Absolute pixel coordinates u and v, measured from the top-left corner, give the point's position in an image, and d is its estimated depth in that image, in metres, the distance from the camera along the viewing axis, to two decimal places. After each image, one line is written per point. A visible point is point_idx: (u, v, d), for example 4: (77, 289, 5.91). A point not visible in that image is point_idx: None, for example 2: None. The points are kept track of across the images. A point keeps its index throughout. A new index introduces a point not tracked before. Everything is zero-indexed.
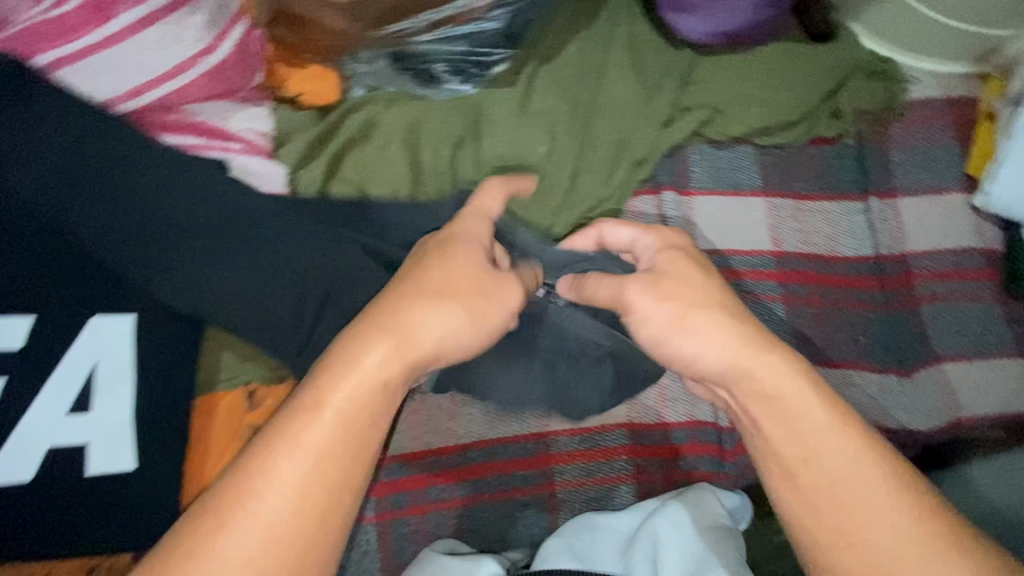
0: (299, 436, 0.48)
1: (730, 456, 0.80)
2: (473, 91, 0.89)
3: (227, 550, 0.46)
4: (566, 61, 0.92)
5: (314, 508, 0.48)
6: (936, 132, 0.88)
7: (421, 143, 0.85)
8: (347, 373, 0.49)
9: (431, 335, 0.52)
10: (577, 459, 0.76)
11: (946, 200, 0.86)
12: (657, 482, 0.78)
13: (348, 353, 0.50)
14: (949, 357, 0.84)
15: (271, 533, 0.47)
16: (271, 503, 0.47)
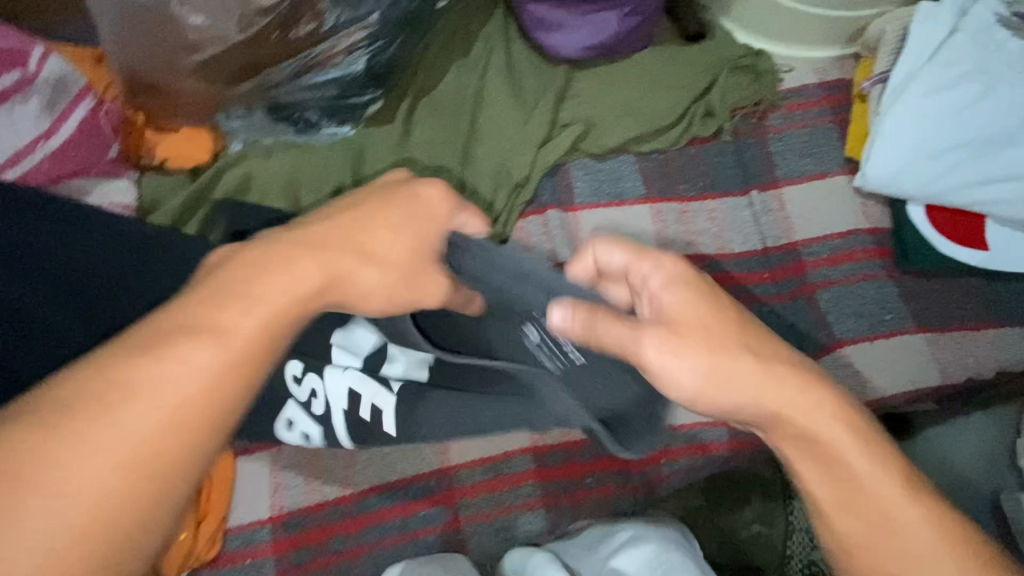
0: (225, 324, 0.38)
1: (638, 467, 0.81)
2: (353, 132, 0.90)
3: (73, 461, 0.32)
4: (444, 93, 0.93)
5: (220, 413, 0.36)
6: (812, 118, 0.89)
7: (303, 193, 0.87)
8: (290, 272, 0.41)
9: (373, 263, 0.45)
10: (481, 491, 0.77)
11: (827, 184, 0.86)
12: (564, 503, 0.78)
13: (296, 259, 0.42)
14: (849, 341, 0.83)
15: (161, 431, 0.34)
16: (154, 402, 0.34)
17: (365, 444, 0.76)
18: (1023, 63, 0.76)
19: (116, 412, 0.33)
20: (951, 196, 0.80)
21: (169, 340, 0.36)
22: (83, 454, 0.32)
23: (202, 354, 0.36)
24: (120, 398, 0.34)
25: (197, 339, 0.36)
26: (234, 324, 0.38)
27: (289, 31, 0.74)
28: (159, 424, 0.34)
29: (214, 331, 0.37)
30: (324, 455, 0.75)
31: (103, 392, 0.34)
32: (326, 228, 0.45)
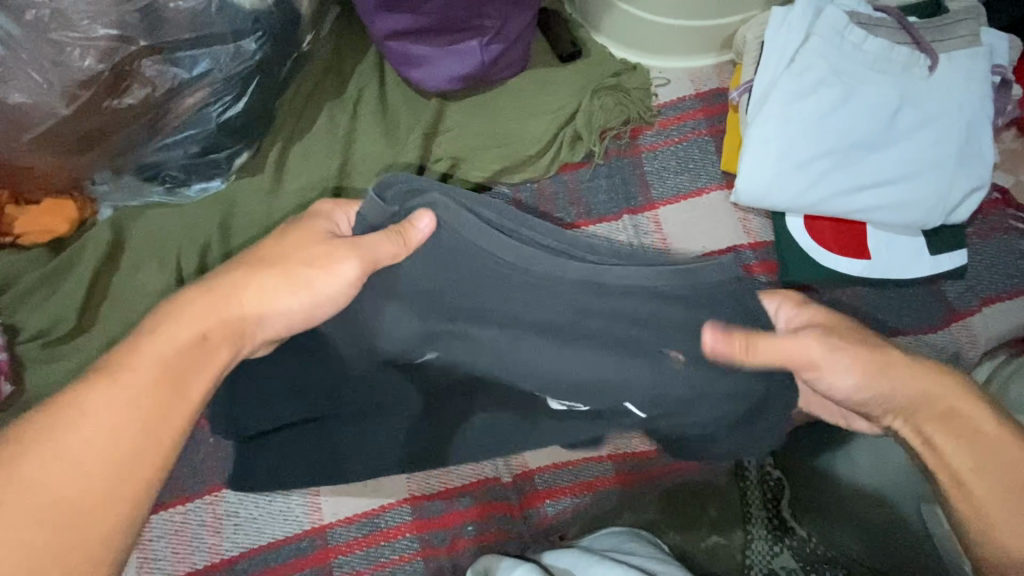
0: (124, 368, 0.47)
1: (521, 509, 0.78)
2: (225, 185, 0.88)
3: (30, 471, 0.43)
4: (316, 136, 0.91)
5: (136, 436, 0.46)
6: (688, 131, 0.88)
7: (171, 252, 0.86)
8: (167, 319, 0.50)
9: (250, 301, 0.52)
10: (356, 548, 0.75)
11: (703, 200, 0.85)
12: (443, 556, 0.75)
13: (174, 314, 0.50)
14: (907, 330, 0.79)
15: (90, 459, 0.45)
16: (85, 431, 0.45)
17: (233, 510, 0.75)
18: (876, 65, 0.74)
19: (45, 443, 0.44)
20: (826, 206, 0.77)
21: (90, 387, 0.46)
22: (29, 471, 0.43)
23: (111, 393, 0.46)
24: (62, 433, 0.45)
25: (109, 387, 0.46)
26: (133, 365, 0.48)
27: (121, 97, 0.74)
28: (89, 456, 0.45)
29: (119, 375, 0.47)
30: (192, 523, 0.74)
31: (45, 431, 0.45)
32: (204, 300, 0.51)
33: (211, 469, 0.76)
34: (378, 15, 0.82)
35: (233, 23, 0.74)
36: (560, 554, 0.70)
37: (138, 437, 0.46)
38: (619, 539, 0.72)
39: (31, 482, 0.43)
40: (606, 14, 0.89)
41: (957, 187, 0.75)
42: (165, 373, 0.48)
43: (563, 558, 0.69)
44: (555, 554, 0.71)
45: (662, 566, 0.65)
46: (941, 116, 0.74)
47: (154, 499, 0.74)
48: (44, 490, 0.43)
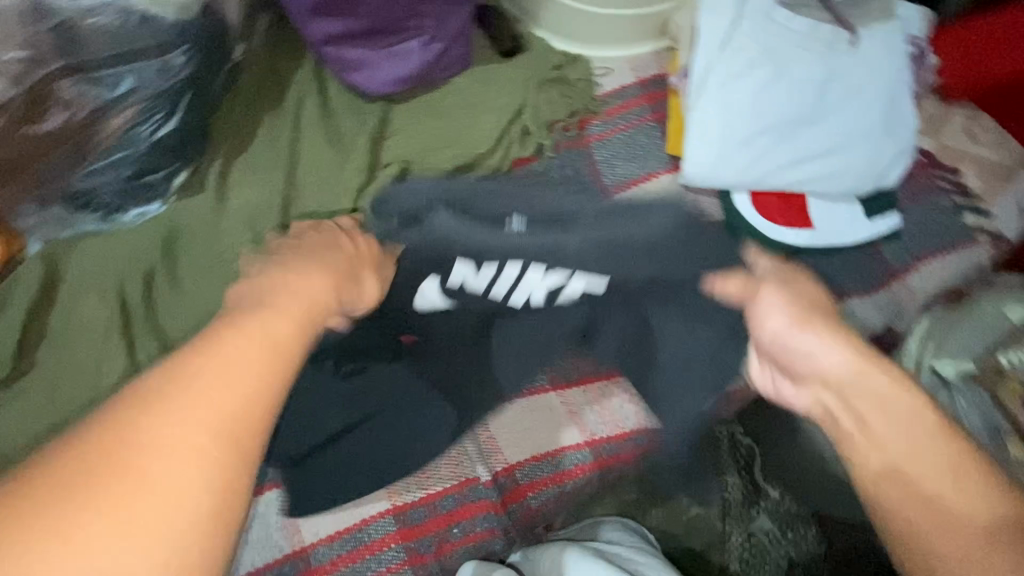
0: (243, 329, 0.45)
1: (506, 505, 0.78)
2: (165, 209, 0.83)
3: (165, 435, 0.39)
4: (258, 147, 0.87)
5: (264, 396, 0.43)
6: (634, 118, 0.89)
7: (113, 283, 0.80)
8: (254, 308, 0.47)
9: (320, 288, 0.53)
10: (340, 565, 0.73)
11: (654, 185, 0.86)
12: (431, 562, 0.75)
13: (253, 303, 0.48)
14: (854, 294, 0.83)
15: (220, 420, 0.40)
16: (219, 389, 0.41)
17: None
18: (804, 43, 0.77)
19: (152, 454, 0.38)
20: (769, 181, 0.80)
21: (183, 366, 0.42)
22: (156, 473, 0.38)
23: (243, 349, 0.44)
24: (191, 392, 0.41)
25: (236, 343, 0.44)
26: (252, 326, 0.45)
27: (43, 121, 0.71)
28: (193, 440, 0.39)
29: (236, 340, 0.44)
30: None
31: (174, 397, 0.40)
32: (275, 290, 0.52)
33: None
34: (313, 20, 0.80)
35: (158, 37, 0.71)
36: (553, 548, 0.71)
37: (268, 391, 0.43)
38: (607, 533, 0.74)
39: (170, 444, 0.39)
40: (544, 8, 0.89)
41: (884, 154, 0.79)
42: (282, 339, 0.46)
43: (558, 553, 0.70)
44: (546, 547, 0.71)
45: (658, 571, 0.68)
46: (866, 88, 0.78)
47: None
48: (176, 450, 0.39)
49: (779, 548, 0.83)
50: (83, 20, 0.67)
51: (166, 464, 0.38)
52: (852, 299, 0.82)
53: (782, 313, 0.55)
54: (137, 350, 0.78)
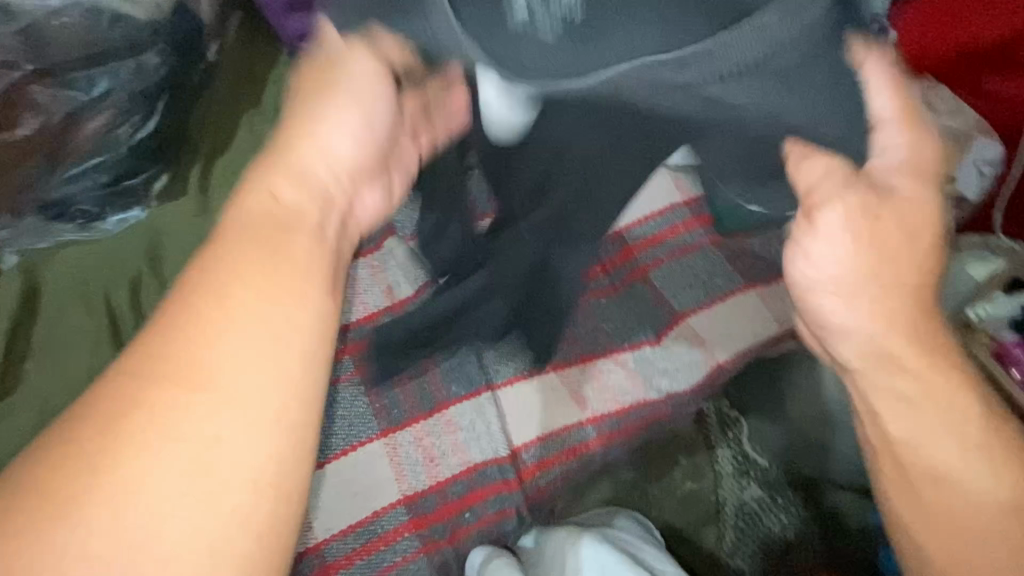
0: (250, 220, 0.45)
1: (516, 485, 0.80)
2: (146, 215, 0.79)
3: (213, 346, 0.39)
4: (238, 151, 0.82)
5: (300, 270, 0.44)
6: None
7: (99, 294, 0.78)
8: (255, 204, 0.46)
9: (335, 154, 0.51)
10: (356, 558, 0.74)
11: None
12: (447, 546, 0.77)
13: (253, 197, 0.47)
14: None
15: (265, 304, 0.41)
16: (247, 277, 0.42)
17: None
18: None
19: (205, 363, 0.39)
20: None
21: (206, 281, 0.42)
22: (218, 385, 0.38)
23: (262, 244, 0.44)
24: (218, 294, 0.41)
25: (257, 237, 0.44)
26: (262, 217, 0.46)
27: (16, 130, 0.71)
28: (248, 334, 0.40)
29: (258, 234, 0.45)
30: None
31: (208, 301, 0.41)
32: (261, 194, 0.47)
33: None
34: (290, 17, 0.80)
35: (129, 37, 0.72)
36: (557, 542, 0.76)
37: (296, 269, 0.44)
38: (606, 518, 0.80)
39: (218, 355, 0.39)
40: None
41: None
42: (285, 236, 0.45)
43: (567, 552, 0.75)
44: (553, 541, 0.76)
45: (665, 565, 0.74)
46: None
47: None
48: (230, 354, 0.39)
49: (770, 515, 0.86)
50: (48, 21, 0.69)
51: (229, 354, 0.39)
52: None
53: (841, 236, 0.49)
54: None
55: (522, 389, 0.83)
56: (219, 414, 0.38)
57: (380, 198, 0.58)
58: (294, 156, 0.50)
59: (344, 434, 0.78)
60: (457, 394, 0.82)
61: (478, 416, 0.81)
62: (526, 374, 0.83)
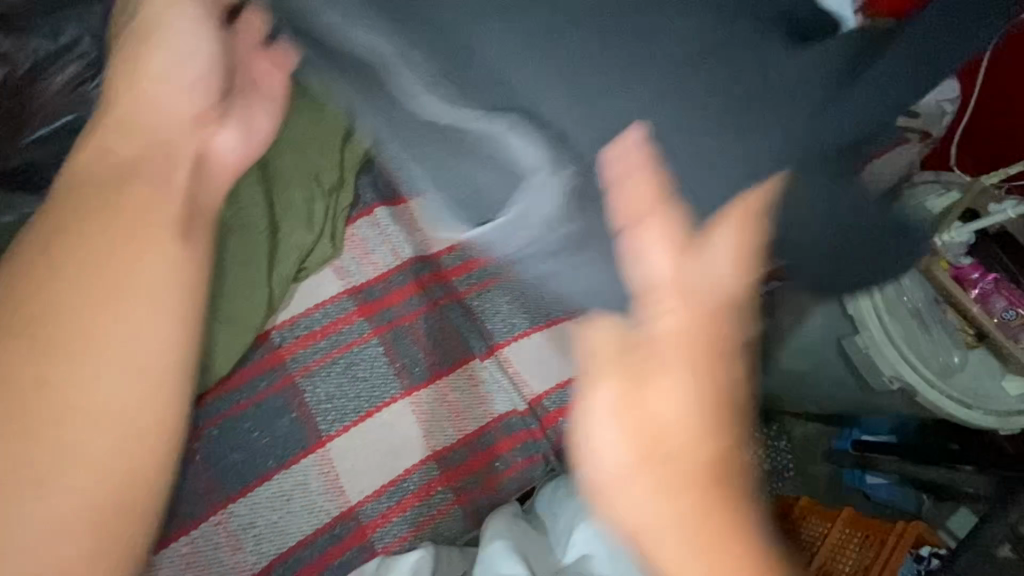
0: (90, 181, 0.50)
1: (544, 431, 0.81)
2: None
3: (53, 295, 0.45)
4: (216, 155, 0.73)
5: (129, 224, 0.49)
6: None
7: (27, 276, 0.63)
8: (93, 155, 0.52)
9: (165, 105, 0.54)
10: (391, 516, 0.74)
11: None
12: (479, 497, 0.77)
13: (93, 147, 0.52)
14: None
15: (96, 257, 0.47)
16: (89, 231, 0.48)
17: (250, 521, 0.69)
18: None
19: (46, 315, 0.45)
20: None
21: (65, 223, 0.48)
22: (82, 329, 0.45)
23: (97, 199, 0.49)
24: (67, 240, 0.47)
25: (91, 191, 0.50)
26: (101, 177, 0.51)
27: None
28: (74, 295, 0.46)
29: (121, 179, 0.51)
30: (205, 549, 0.67)
31: (49, 256, 0.47)
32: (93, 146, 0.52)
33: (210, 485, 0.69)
34: None
35: None
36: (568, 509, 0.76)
37: (126, 221, 0.49)
38: None
39: (48, 301, 0.45)
40: None
41: None
42: (121, 189, 0.50)
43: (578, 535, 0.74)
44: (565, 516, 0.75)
45: None
46: None
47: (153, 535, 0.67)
48: (63, 307, 0.45)
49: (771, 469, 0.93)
50: None
51: (65, 301, 0.45)
52: None
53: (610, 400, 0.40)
54: None
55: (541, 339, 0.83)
56: (84, 370, 0.44)
57: (235, 136, 0.58)
58: (124, 104, 0.53)
59: (345, 408, 0.75)
60: (477, 350, 0.82)
61: (499, 368, 0.81)
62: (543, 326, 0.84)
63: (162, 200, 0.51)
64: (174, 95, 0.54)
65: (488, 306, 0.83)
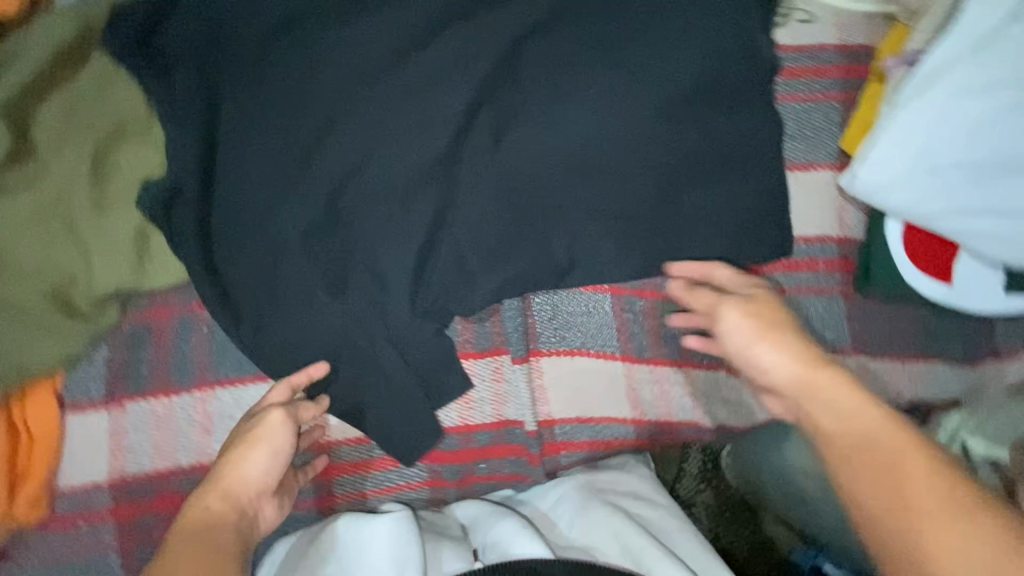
0: (202, 500, 0.55)
1: (541, 457, 0.74)
2: None
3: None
4: (186, 95, 0.63)
5: (195, 535, 0.51)
6: (816, 90, 0.78)
7: (71, 108, 0.62)
8: (226, 481, 0.57)
9: (256, 467, 0.58)
10: (361, 469, 0.71)
11: (812, 176, 0.77)
12: (453, 487, 0.73)
13: (215, 484, 0.56)
14: (945, 360, 0.79)
15: (188, 545, 0.50)
16: (183, 543, 0.50)
17: (227, 411, 0.65)
18: None
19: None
20: (941, 222, 0.70)
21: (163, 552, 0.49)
22: None
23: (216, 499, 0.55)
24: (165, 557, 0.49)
25: (215, 494, 0.55)
26: (211, 498, 0.55)
27: None
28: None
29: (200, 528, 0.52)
30: (178, 418, 0.64)
31: (170, 554, 0.49)
32: (195, 509, 0.53)
33: (203, 361, 0.65)
34: None
35: None
36: (507, 534, 0.60)
37: (195, 546, 0.50)
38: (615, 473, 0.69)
39: None
40: None
41: None
42: (209, 521, 0.52)
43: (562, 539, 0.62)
44: (520, 536, 0.59)
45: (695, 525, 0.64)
46: None
47: (131, 385, 0.63)
48: None
49: None
50: None
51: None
52: (945, 367, 0.78)
53: (739, 334, 0.63)
54: (78, 190, 0.60)
55: (586, 365, 0.75)
56: None
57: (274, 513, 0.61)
58: (224, 467, 0.57)
59: (213, 368, 0.65)
60: (515, 350, 0.74)
61: (528, 376, 0.74)
62: (593, 353, 0.75)
63: (224, 535, 0.52)
64: (257, 460, 0.58)
65: (548, 309, 0.75)
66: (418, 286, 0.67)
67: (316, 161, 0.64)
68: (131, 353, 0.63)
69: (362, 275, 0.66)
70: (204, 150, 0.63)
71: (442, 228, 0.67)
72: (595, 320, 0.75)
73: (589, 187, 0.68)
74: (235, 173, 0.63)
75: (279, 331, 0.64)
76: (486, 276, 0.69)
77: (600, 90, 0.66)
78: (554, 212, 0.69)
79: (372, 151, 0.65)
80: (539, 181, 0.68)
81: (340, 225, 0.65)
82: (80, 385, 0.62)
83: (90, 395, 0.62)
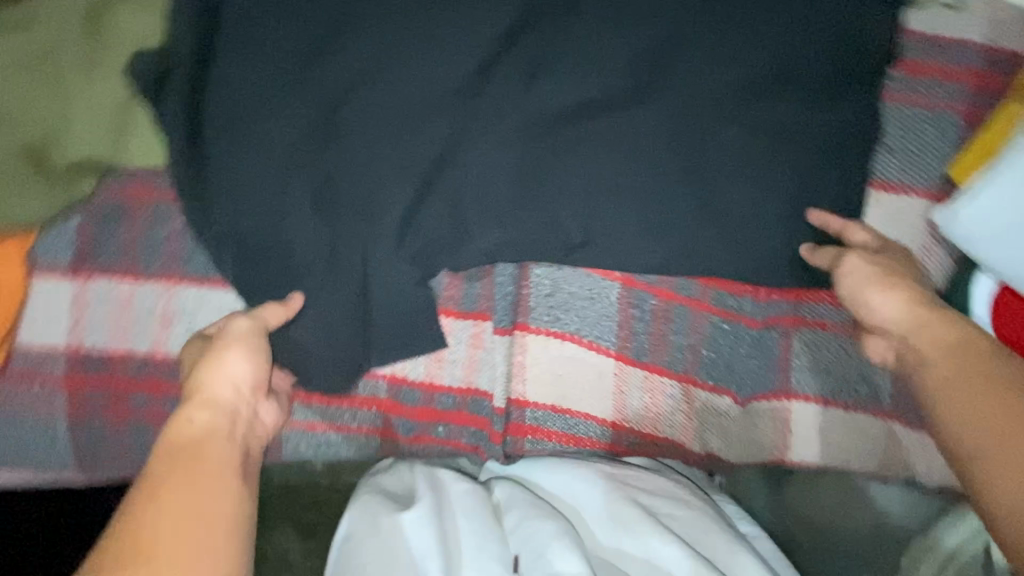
0: (188, 416, 0.49)
1: (502, 436, 0.68)
2: None
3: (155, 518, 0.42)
4: None
5: (189, 457, 0.47)
6: (937, 96, 0.63)
7: None
8: (206, 394, 0.51)
9: (234, 377, 0.52)
10: (316, 400, 0.68)
11: (901, 200, 0.63)
12: (405, 443, 0.68)
13: (199, 399, 0.50)
14: None
15: (186, 468, 0.46)
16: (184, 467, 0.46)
17: (188, 311, 0.62)
18: None
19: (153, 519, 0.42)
20: None
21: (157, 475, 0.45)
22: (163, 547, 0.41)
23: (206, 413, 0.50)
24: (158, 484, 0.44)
25: (202, 408, 0.50)
26: (196, 414, 0.49)
27: None
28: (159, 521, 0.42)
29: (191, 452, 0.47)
30: (140, 305, 0.62)
31: (173, 479, 0.45)
32: (179, 425, 0.48)
33: (174, 253, 0.62)
34: None
35: None
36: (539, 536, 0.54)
37: (194, 470, 0.46)
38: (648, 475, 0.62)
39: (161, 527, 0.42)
40: None
41: None
42: (204, 440, 0.48)
43: (593, 542, 0.57)
44: (556, 544, 0.53)
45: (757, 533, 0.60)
46: None
47: (101, 260, 0.61)
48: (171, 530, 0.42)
49: None
50: None
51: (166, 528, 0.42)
52: None
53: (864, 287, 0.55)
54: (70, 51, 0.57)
55: (575, 353, 0.68)
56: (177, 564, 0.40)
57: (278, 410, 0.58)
58: (201, 381, 0.51)
59: (183, 263, 0.62)
60: (499, 319, 0.68)
61: (508, 349, 0.67)
62: (585, 342, 0.68)
63: (225, 454, 0.48)
64: (235, 370, 0.52)
65: (547, 284, 0.67)
66: (407, 223, 0.60)
67: (325, 61, 0.57)
68: (104, 228, 0.61)
69: (350, 197, 0.58)
70: (205, 27, 0.58)
71: (448, 164, 0.59)
72: (597, 306, 0.67)
73: (626, 153, 0.58)
74: (238, 57, 0.57)
75: (249, 238, 0.59)
76: (485, 228, 0.60)
77: (655, 52, 0.58)
78: (579, 172, 0.59)
79: (390, 60, 0.57)
80: (569, 135, 0.58)
81: (338, 136, 0.58)
82: (51, 248, 0.61)
83: (59, 261, 0.61)
